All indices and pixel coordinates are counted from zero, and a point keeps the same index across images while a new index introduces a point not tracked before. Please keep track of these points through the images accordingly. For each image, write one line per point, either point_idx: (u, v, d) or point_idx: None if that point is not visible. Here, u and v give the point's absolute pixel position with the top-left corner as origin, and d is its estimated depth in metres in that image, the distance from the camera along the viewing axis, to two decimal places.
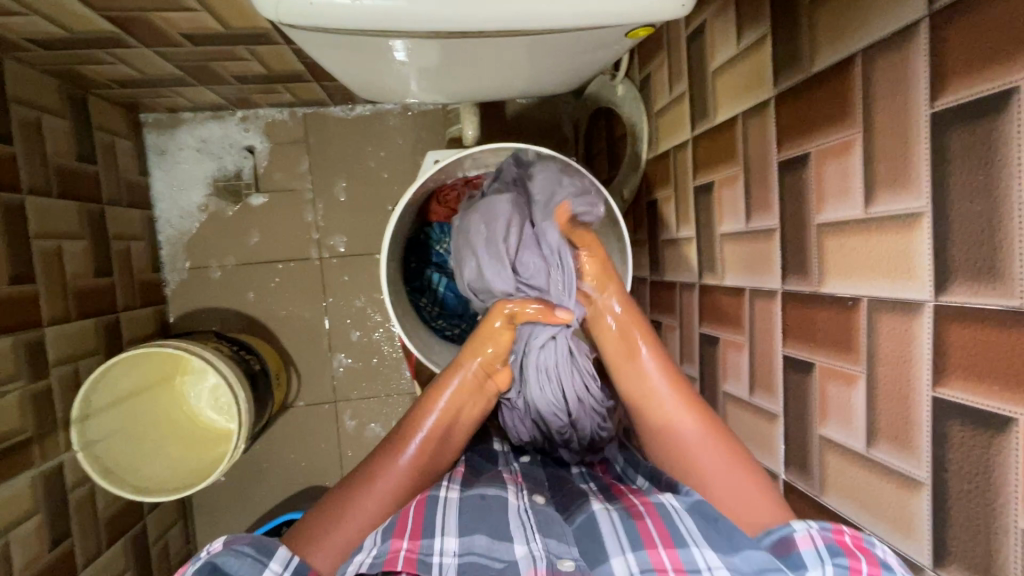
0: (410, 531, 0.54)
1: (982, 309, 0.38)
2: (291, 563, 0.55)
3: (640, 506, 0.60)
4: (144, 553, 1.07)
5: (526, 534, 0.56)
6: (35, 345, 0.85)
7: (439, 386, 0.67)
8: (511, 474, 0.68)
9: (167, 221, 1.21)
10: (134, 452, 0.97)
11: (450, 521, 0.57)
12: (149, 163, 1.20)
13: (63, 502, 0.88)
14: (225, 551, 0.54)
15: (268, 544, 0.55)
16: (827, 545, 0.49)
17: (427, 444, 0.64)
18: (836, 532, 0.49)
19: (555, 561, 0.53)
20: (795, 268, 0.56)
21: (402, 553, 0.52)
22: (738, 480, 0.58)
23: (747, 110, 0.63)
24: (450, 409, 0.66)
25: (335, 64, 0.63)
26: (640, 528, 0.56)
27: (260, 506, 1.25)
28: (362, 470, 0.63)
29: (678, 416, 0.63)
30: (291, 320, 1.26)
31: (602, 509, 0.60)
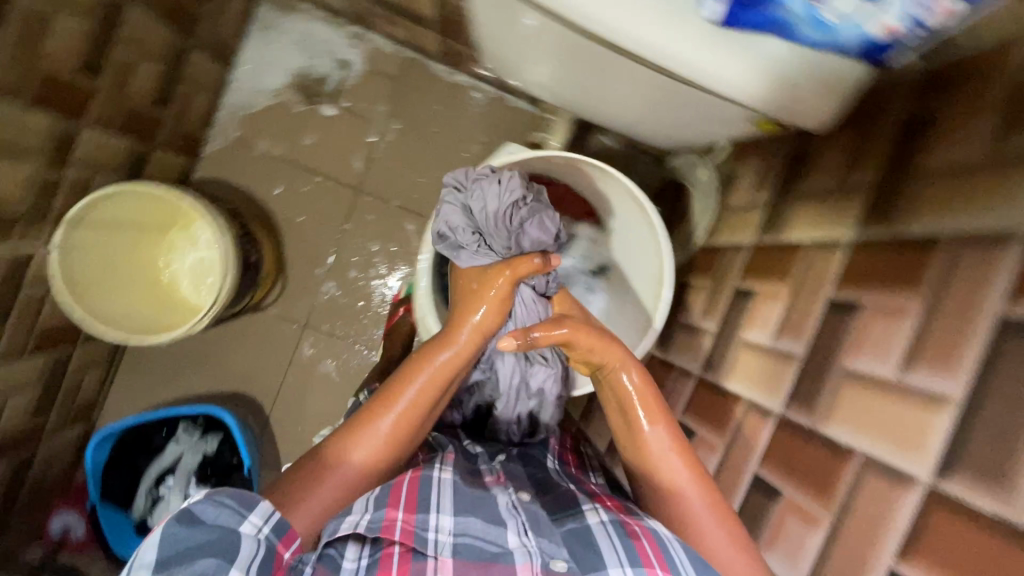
0: (405, 505, 0.56)
1: (980, 510, 0.39)
2: (271, 518, 0.54)
3: (636, 526, 0.57)
4: (58, 379, 1.03)
5: (519, 528, 0.57)
6: (68, 137, 0.84)
7: (408, 370, 0.67)
8: (494, 475, 0.67)
9: (237, 89, 1.21)
10: (99, 280, 0.95)
11: (445, 501, 0.58)
12: (249, 30, 1.21)
13: (14, 292, 0.85)
14: (205, 500, 0.52)
15: (249, 497, 0.54)
16: None
17: (397, 424, 0.64)
18: None
19: (547, 561, 0.54)
20: (801, 399, 0.57)
21: (399, 523, 0.54)
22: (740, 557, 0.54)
23: (817, 242, 0.65)
24: (417, 397, 0.66)
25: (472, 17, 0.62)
26: (638, 550, 0.54)
27: (186, 388, 1.22)
28: (326, 449, 0.63)
29: (688, 493, 0.59)
30: (303, 232, 1.25)
31: (596, 522, 0.58)
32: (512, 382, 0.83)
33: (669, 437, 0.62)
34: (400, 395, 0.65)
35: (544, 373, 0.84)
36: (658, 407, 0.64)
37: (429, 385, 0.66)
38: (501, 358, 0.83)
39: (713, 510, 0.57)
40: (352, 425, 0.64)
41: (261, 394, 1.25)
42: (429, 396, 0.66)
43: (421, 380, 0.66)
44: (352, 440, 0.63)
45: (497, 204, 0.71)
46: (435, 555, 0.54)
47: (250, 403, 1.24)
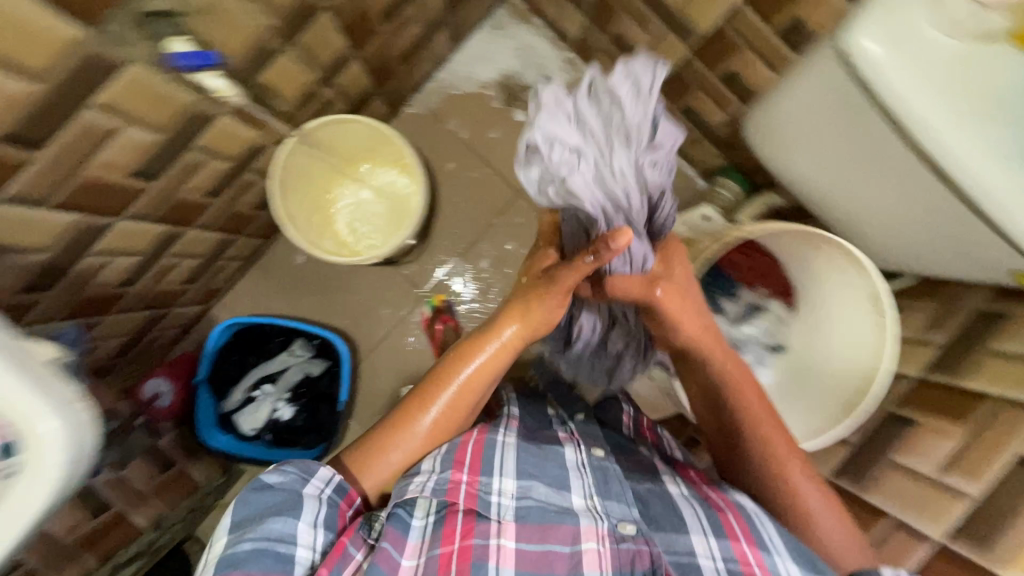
0: (470, 468, 0.65)
1: None
2: (332, 481, 0.65)
3: (721, 500, 0.69)
4: (215, 260, 1.09)
5: (585, 489, 0.68)
6: (344, 66, 0.93)
7: (453, 362, 0.72)
8: (568, 433, 0.77)
9: (451, 70, 1.32)
10: (294, 183, 1.04)
11: (508, 465, 0.67)
12: (482, 25, 1.31)
13: (240, 174, 0.92)
14: (274, 471, 0.64)
15: (310, 466, 0.65)
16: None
17: (445, 409, 0.71)
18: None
19: (616, 524, 0.64)
20: (977, 539, 0.60)
21: (462, 485, 0.63)
22: (841, 529, 0.67)
23: (1004, 398, 0.67)
24: (464, 386, 0.71)
25: (783, 109, 0.73)
26: (723, 519, 0.66)
27: (300, 310, 1.27)
28: (379, 429, 0.70)
29: (788, 462, 0.70)
30: (456, 212, 1.32)
31: (678, 493, 0.71)
32: (598, 334, 0.85)
33: (767, 421, 0.71)
34: (451, 382, 0.71)
35: (628, 330, 0.85)
36: (751, 388, 0.73)
37: (484, 372, 0.72)
38: (584, 313, 0.83)
39: (808, 477, 0.69)
40: (394, 420, 0.71)
41: (361, 342, 1.29)
42: (475, 383, 0.72)
43: (474, 371, 0.72)
44: (401, 427, 0.70)
45: (640, 108, 0.59)
46: (500, 517, 0.63)
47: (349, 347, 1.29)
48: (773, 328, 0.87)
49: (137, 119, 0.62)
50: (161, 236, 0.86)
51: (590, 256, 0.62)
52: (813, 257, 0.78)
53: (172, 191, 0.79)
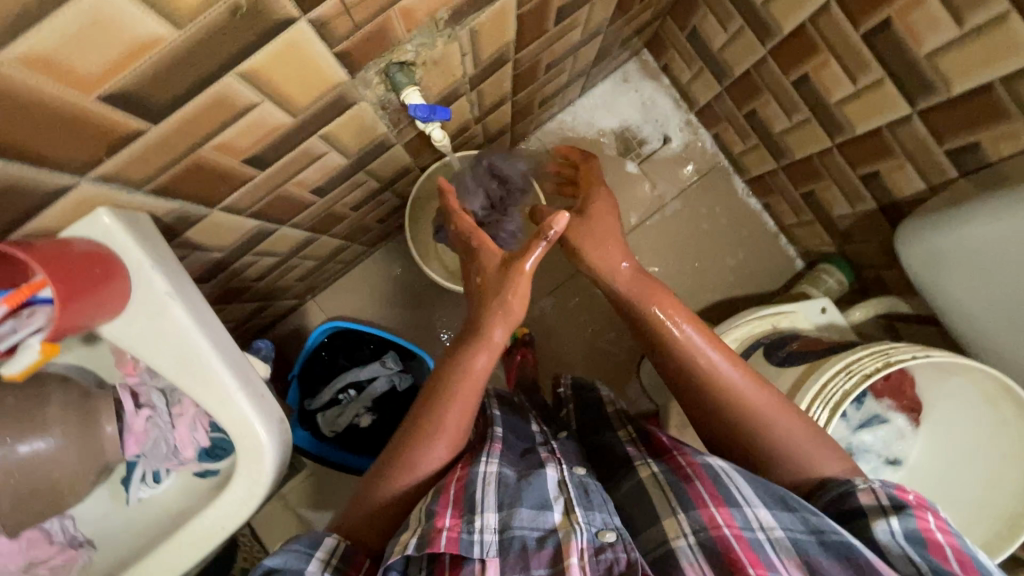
0: (455, 511, 0.62)
1: None
2: (336, 552, 0.62)
3: (687, 467, 0.66)
4: (329, 262, 1.14)
5: (565, 506, 0.64)
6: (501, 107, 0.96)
7: (433, 388, 0.74)
8: (551, 452, 0.75)
9: (573, 114, 1.35)
10: (423, 212, 1.10)
11: (489, 498, 0.64)
12: (610, 76, 1.35)
13: (380, 193, 0.96)
14: (278, 553, 0.60)
15: (317, 537, 0.63)
16: (909, 534, 0.55)
17: (452, 410, 0.72)
18: (918, 518, 0.55)
19: (597, 534, 0.61)
20: None
21: (446, 532, 0.60)
22: (819, 447, 0.66)
23: None
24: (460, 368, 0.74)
25: (947, 235, 0.76)
26: (691, 490, 0.63)
27: (388, 321, 1.30)
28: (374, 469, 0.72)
29: (749, 390, 0.69)
30: None
31: (649, 474, 0.68)
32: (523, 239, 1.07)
33: (746, 377, 0.70)
34: (439, 392, 0.73)
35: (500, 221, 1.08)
36: (723, 350, 0.73)
37: (465, 391, 0.72)
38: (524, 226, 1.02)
39: (769, 398, 0.68)
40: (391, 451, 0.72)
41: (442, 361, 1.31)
42: (474, 392, 0.73)
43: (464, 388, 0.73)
44: (404, 452, 0.70)
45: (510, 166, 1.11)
46: (483, 555, 0.60)
47: None
48: (891, 440, 0.85)
49: (340, 146, 0.66)
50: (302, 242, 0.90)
51: (542, 243, 0.78)
52: (965, 389, 0.80)
53: (327, 206, 0.83)
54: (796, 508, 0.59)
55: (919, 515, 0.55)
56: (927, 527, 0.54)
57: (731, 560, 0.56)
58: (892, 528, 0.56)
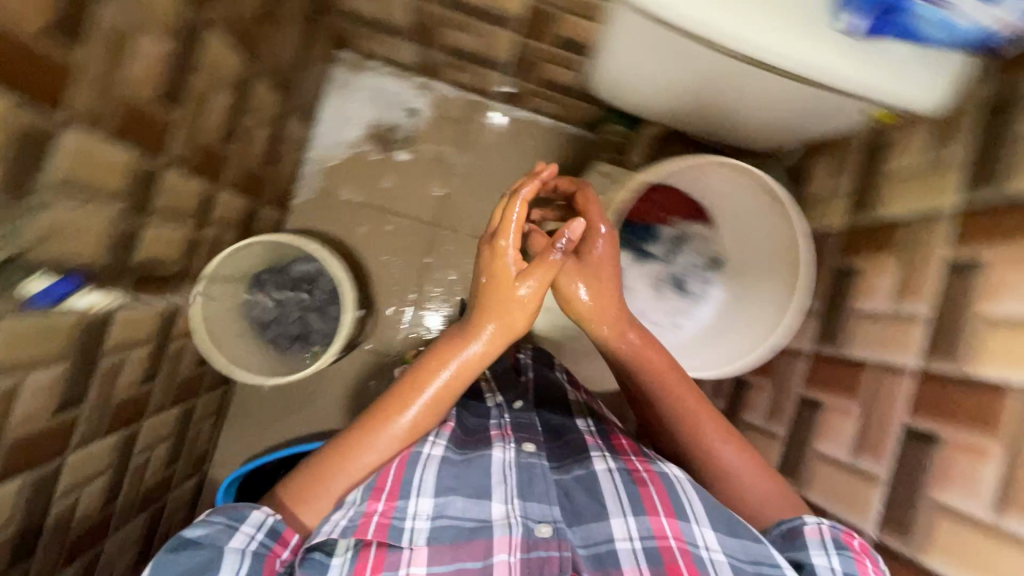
0: (388, 495, 0.68)
1: None
2: (262, 527, 0.65)
3: (643, 472, 0.76)
4: (185, 428, 1.09)
5: (506, 497, 0.72)
6: (209, 198, 0.92)
7: (427, 368, 0.76)
8: (500, 429, 0.82)
9: (320, 144, 1.32)
10: (230, 328, 1.07)
11: (427, 485, 0.71)
12: (326, 91, 1.32)
13: (164, 348, 0.92)
14: (198, 527, 0.65)
15: (239, 513, 0.66)
16: (835, 539, 0.65)
17: (423, 406, 0.74)
18: (847, 535, 0.64)
19: (533, 527, 0.69)
20: (942, 350, 0.64)
21: (377, 516, 0.66)
22: (760, 477, 0.75)
23: (920, 214, 0.72)
24: (451, 371, 0.76)
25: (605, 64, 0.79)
26: (644, 494, 0.72)
27: (291, 431, 1.27)
28: (343, 441, 0.73)
29: (727, 450, 0.77)
30: (388, 267, 1.33)
31: (603, 469, 0.76)
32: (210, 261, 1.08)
33: (720, 429, 0.78)
34: (428, 382, 0.75)
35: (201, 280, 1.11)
36: (654, 356, 0.81)
37: (438, 391, 0.75)
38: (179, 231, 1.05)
39: (747, 460, 0.76)
40: (364, 424, 0.74)
41: None
42: (452, 387, 0.76)
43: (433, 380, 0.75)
44: (370, 432, 0.73)
45: None
46: (411, 543, 0.66)
47: None
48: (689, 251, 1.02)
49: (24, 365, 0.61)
50: (118, 444, 0.85)
51: (516, 208, 0.78)
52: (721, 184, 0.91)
53: (105, 404, 0.78)
54: (740, 534, 0.68)
55: (858, 558, 0.63)
56: (866, 573, 0.62)
57: (671, 568, 0.66)
58: (821, 530, 0.66)
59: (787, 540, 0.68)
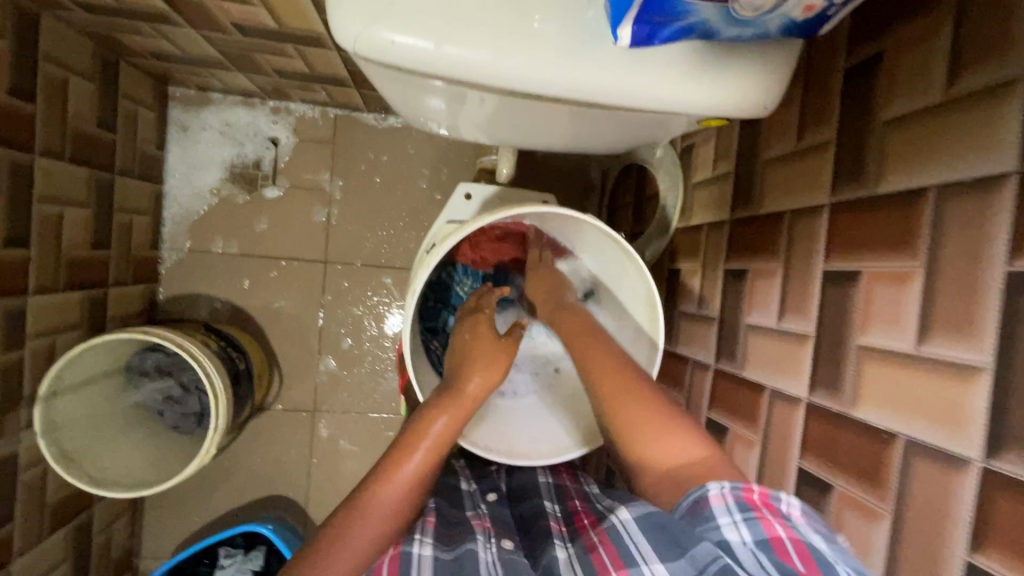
0: None
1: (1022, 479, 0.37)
2: None
3: (596, 537, 0.56)
4: (87, 543, 1.01)
5: None
6: (16, 314, 0.80)
7: (417, 430, 0.63)
8: (480, 519, 0.66)
9: (175, 198, 1.17)
10: (95, 436, 0.93)
11: None
12: (168, 137, 1.16)
13: (13, 485, 0.83)
14: None
15: None
16: (736, 501, 0.49)
17: (421, 471, 0.61)
18: (746, 489, 0.49)
19: None
20: (826, 382, 0.55)
21: None
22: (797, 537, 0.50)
23: (797, 210, 0.61)
24: (442, 435, 0.62)
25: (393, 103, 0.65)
26: (595, 561, 0.53)
27: (216, 509, 1.19)
28: (332, 528, 0.57)
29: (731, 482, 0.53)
30: (283, 317, 1.21)
31: (563, 557, 0.57)
32: None
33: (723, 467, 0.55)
34: (419, 445, 0.61)
35: None
36: (642, 395, 0.60)
37: (425, 457, 0.61)
38: None
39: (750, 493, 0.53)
40: (351, 503, 0.58)
41: (292, 488, 1.22)
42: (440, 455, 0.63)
43: (426, 445, 0.62)
44: (363, 514, 0.57)
45: None
46: None
47: (285, 502, 1.22)
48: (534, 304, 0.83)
49: None
50: None
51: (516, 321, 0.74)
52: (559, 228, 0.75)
53: None
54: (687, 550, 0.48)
55: (762, 518, 0.47)
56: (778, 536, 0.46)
57: None
58: (722, 492, 0.50)
59: (692, 515, 0.51)
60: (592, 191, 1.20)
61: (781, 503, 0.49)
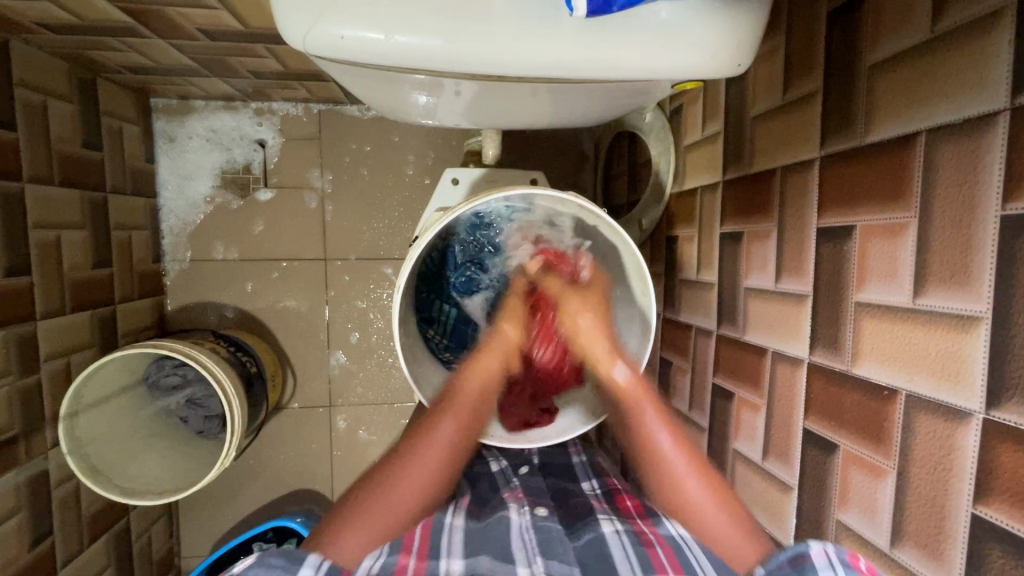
0: (417, 552, 0.61)
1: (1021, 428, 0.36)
2: (324, 566, 0.54)
3: (651, 535, 0.64)
4: (127, 550, 1.05)
5: (529, 558, 0.61)
6: (27, 339, 0.82)
7: (465, 373, 0.68)
8: (513, 492, 0.74)
9: (171, 210, 1.17)
10: (121, 449, 0.96)
11: (455, 544, 0.63)
12: (156, 149, 1.16)
13: (47, 501, 0.86)
14: (257, 564, 0.52)
15: (298, 553, 0.54)
16: (840, 559, 0.46)
17: (461, 419, 0.66)
18: (852, 555, 0.46)
19: None
20: (826, 341, 0.54)
21: (410, 567, 0.59)
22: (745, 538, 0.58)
23: (788, 165, 0.59)
24: (482, 385, 0.67)
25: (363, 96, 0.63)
26: (652, 557, 0.60)
27: (247, 507, 1.23)
28: (383, 466, 0.64)
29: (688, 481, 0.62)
30: (290, 317, 1.22)
31: (611, 532, 0.65)
32: None
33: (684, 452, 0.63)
34: (462, 390, 0.67)
35: None
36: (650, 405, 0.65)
37: (462, 411, 0.66)
38: None
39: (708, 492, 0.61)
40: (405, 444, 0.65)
41: (317, 481, 1.26)
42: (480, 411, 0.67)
43: (461, 403, 0.66)
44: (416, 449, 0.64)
45: None
46: None
47: (312, 495, 1.26)
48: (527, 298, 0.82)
49: None
50: None
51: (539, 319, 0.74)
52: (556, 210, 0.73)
53: None
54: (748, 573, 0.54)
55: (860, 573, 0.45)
56: None
57: None
58: (826, 553, 0.47)
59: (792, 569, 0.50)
60: (586, 163, 1.17)
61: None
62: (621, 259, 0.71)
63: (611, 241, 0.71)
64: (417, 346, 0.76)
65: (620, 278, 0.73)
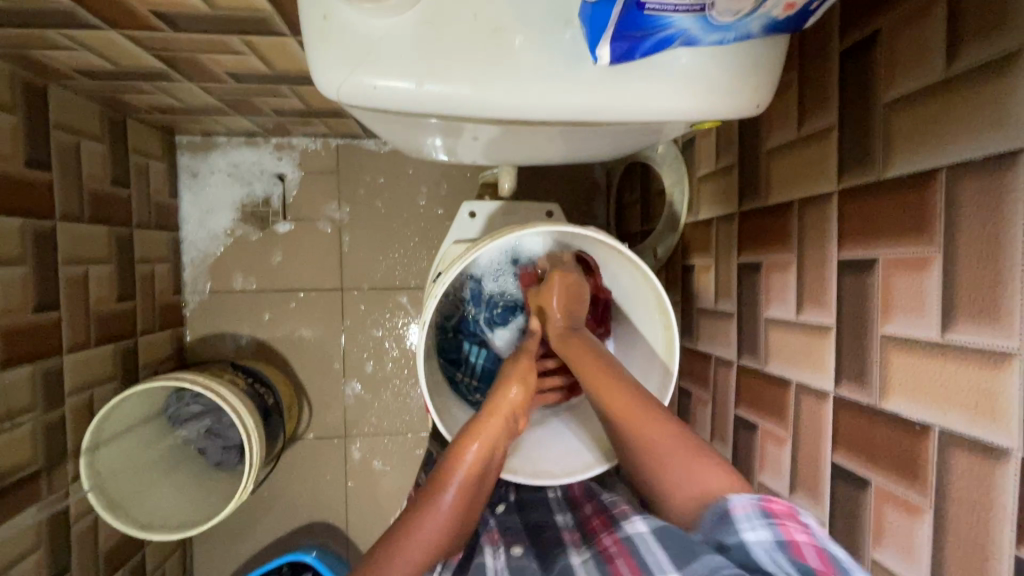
0: None
1: None
2: None
3: (613, 548, 0.55)
4: None
5: None
6: (53, 373, 0.84)
7: (470, 434, 0.62)
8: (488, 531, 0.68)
9: (193, 242, 1.20)
10: (139, 482, 0.96)
11: None
12: (179, 184, 1.19)
13: (66, 535, 0.86)
14: None
15: None
16: (759, 510, 0.44)
17: (466, 488, 0.59)
18: (769, 500, 0.45)
19: None
20: (853, 375, 0.53)
21: None
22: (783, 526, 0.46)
23: (806, 197, 0.60)
24: (485, 448, 0.61)
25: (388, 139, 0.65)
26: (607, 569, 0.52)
27: (261, 540, 1.22)
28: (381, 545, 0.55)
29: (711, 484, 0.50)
30: (306, 346, 1.23)
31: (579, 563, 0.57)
32: None
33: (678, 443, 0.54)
34: (465, 455, 0.60)
35: None
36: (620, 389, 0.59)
37: (469, 482, 0.59)
38: None
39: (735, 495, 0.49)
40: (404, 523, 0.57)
41: (331, 513, 1.24)
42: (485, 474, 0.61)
43: (465, 471, 0.59)
44: (419, 524, 0.56)
45: None
46: None
47: (326, 528, 1.24)
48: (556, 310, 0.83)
49: None
50: None
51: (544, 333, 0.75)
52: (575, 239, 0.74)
53: None
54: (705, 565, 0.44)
55: (784, 524, 0.43)
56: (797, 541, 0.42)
57: None
58: (745, 506, 0.46)
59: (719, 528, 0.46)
60: (598, 192, 1.19)
61: (805, 515, 0.44)
62: (641, 289, 0.71)
63: (631, 271, 0.71)
64: (437, 379, 0.76)
65: (642, 308, 0.73)
